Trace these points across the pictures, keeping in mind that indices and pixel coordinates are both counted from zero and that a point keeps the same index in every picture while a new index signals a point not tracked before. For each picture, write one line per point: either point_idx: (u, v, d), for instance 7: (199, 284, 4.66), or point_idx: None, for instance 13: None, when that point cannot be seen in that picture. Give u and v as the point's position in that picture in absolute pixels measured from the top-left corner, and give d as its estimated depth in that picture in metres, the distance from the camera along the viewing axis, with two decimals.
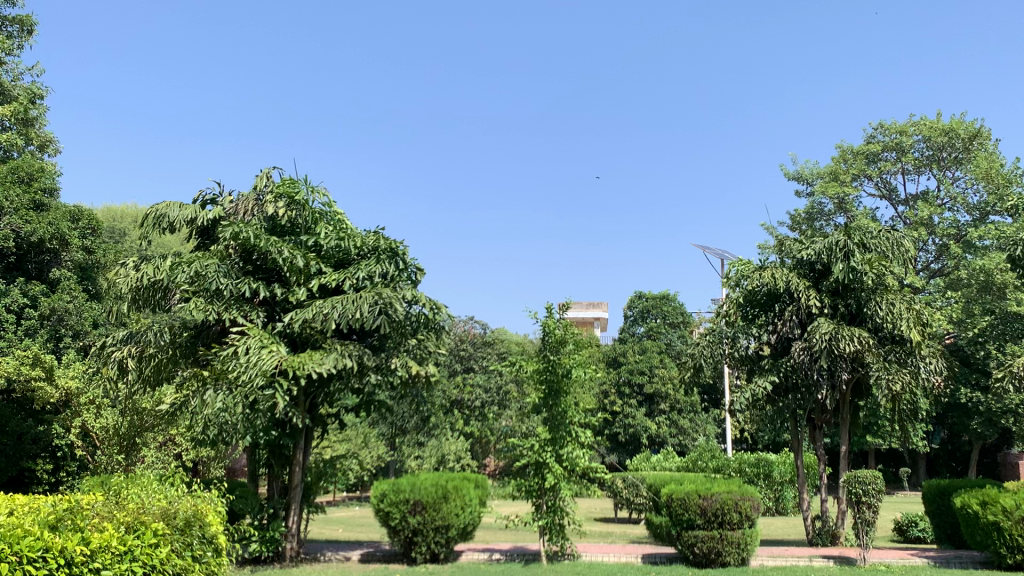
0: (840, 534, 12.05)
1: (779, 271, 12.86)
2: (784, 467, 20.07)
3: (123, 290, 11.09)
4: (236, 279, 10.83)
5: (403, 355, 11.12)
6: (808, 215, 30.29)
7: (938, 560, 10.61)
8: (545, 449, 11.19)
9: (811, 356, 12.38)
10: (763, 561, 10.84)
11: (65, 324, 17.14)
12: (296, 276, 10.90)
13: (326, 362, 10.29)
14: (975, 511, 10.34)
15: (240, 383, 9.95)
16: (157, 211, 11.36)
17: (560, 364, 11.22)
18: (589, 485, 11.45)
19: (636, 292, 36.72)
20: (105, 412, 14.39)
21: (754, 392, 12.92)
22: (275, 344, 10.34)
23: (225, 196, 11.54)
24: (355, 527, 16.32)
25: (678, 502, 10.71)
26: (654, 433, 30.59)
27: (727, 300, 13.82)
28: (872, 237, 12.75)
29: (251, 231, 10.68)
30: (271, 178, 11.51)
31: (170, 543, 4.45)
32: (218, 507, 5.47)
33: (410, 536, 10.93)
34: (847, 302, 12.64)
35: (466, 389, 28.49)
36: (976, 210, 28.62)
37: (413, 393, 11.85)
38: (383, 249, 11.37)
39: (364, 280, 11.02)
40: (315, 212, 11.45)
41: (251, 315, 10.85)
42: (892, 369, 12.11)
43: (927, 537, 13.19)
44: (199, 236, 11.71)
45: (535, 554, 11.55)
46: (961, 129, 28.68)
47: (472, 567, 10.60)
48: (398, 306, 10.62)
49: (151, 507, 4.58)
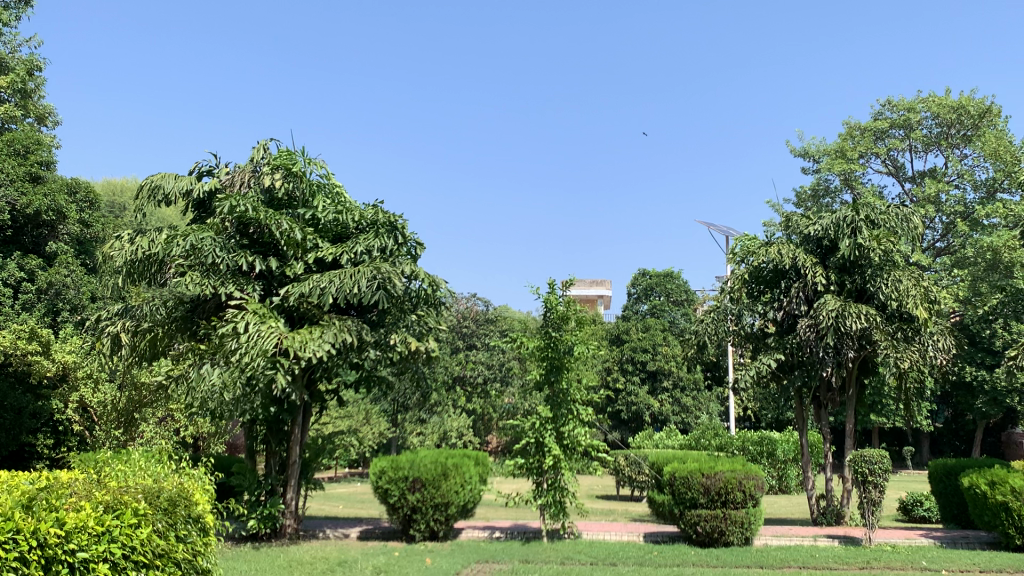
0: (845, 513, 11.92)
1: (785, 247, 12.61)
2: (788, 445, 19.95)
3: (117, 263, 10.90)
4: (232, 252, 10.60)
5: (402, 331, 10.95)
6: (814, 192, 30.00)
7: (945, 540, 10.45)
8: (546, 427, 11.08)
9: (817, 334, 12.15)
10: (767, 540, 10.66)
11: (63, 298, 17.00)
12: (293, 250, 10.70)
13: (325, 339, 10.09)
14: (983, 491, 10.16)
15: (238, 360, 9.75)
16: (152, 182, 11.15)
17: (562, 341, 11.06)
18: (591, 463, 11.29)
19: (639, 270, 36.53)
20: (103, 387, 14.20)
21: (759, 369, 12.74)
22: (273, 320, 10.15)
23: (222, 167, 11.32)
24: (355, 504, 16.24)
25: (681, 480, 10.56)
26: (657, 411, 30.49)
27: (732, 276, 13.62)
28: (880, 212, 12.48)
29: (248, 203, 10.47)
30: (267, 150, 11.28)
31: (151, 523, 4.24)
32: (208, 485, 5.30)
33: (409, 514, 10.80)
34: (853, 279, 12.42)
35: (468, 365, 28.29)
36: (983, 187, 28.32)
37: (413, 369, 11.69)
38: (382, 223, 11.15)
39: (362, 254, 10.82)
40: (312, 184, 11.21)
41: (248, 290, 10.69)
42: (900, 347, 11.90)
43: (931, 517, 13.06)
44: (195, 209, 11.50)
45: (536, 532, 11.41)
46: (970, 106, 28.33)
47: (472, 545, 10.44)
48: (397, 282, 10.44)
49: (133, 486, 4.37)
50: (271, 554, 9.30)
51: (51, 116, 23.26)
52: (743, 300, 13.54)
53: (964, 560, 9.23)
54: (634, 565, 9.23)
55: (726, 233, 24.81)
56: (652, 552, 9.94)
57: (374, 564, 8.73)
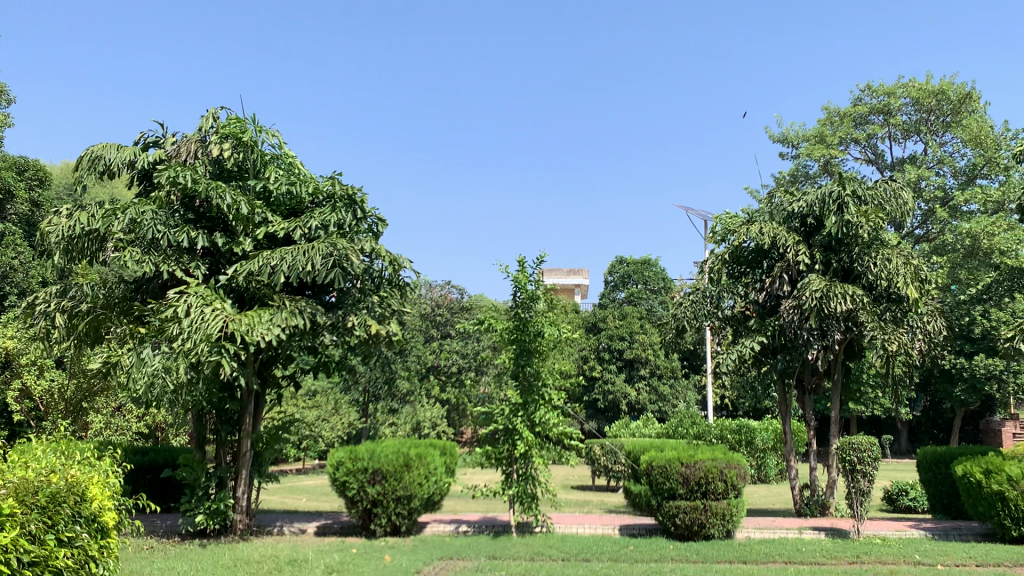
0: (830, 504, 11.34)
1: (766, 226, 11.94)
2: (767, 434, 19.48)
3: (52, 239, 10.00)
4: (175, 228, 9.78)
5: (361, 313, 10.18)
6: (793, 177, 29.53)
7: (937, 532, 9.89)
8: (515, 414, 10.38)
9: (802, 315, 11.52)
10: (749, 533, 10.08)
11: (10, 282, 16.10)
12: (241, 225, 9.94)
13: (274, 323, 9.39)
14: (977, 480, 9.60)
15: (180, 347, 9.02)
16: (92, 153, 10.33)
17: (532, 324, 10.38)
18: (564, 452, 10.67)
19: (616, 258, 35.94)
20: (48, 373, 13.51)
21: (740, 354, 12.08)
22: (218, 302, 9.38)
23: (168, 137, 10.51)
24: (319, 496, 15.63)
25: (659, 470, 9.92)
26: (634, 399, 29.95)
27: (712, 257, 12.98)
28: (868, 187, 11.88)
29: (191, 175, 9.65)
30: (217, 118, 10.45)
31: (18, 524, 3.50)
32: (113, 479, 4.56)
33: (369, 507, 10.10)
34: (840, 258, 11.78)
35: (441, 354, 27.50)
36: (963, 174, 27.92)
37: (376, 353, 11.00)
38: (340, 196, 10.34)
39: (317, 230, 10.07)
40: (264, 155, 10.41)
41: (193, 268, 9.92)
42: (889, 329, 11.29)
43: (918, 507, 12.60)
44: (140, 182, 10.70)
45: (505, 525, 10.74)
46: (950, 91, 27.89)
47: (436, 541, 9.77)
48: (354, 259, 9.70)
49: (4, 479, 3.64)
50: (216, 552, 8.60)
51: (4, 94, 22.21)
52: (723, 282, 12.94)
53: (959, 554, 8.66)
54: (610, 560, 8.60)
55: (705, 217, 24.16)
56: (628, 547, 9.29)
57: (327, 564, 8.01)
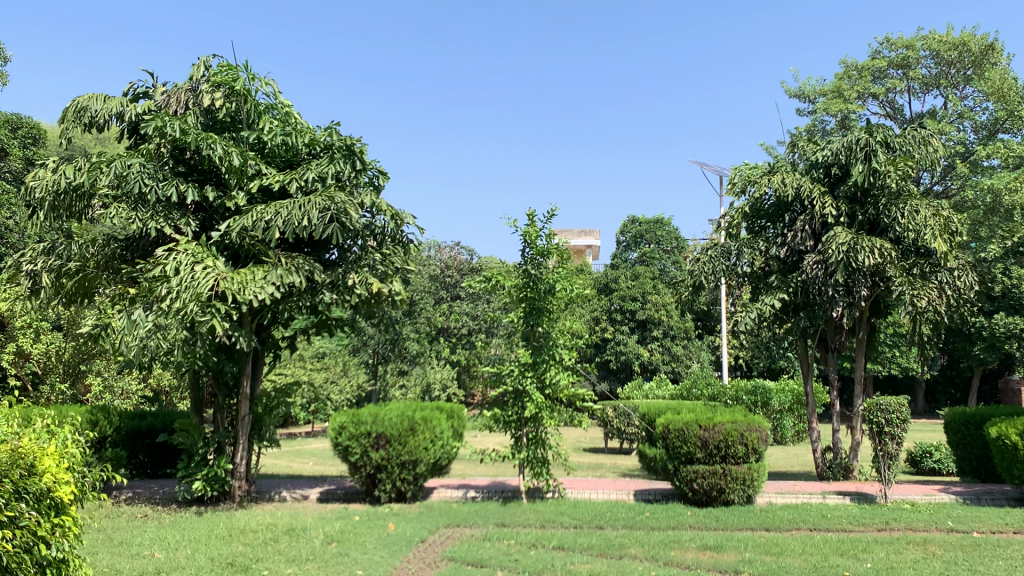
0: (854, 467, 10.87)
1: (790, 176, 11.36)
2: (783, 395, 18.99)
3: (37, 195, 9.47)
4: (164, 181, 9.29)
5: (362, 271, 9.68)
6: (809, 134, 28.71)
7: (968, 497, 9.41)
8: (525, 375, 9.89)
9: (826, 271, 10.93)
10: (771, 498, 9.63)
11: (5, 242, 15.68)
12: (234, 178, 9.41)
13: (268, 281, 8.92)
14: (1014, 443, 9.10)
15: (169, 307, 8.51)
16: (77, 104, 9.77)
17: (542, 280, 9.89)
18: (577, 414, 10.21)
19: (628, 217, 35.30)
20: (44, 336, 13.09)
21: (761, 312, 11.53)
22: (210, 259, 8.89)
23: (157, 87, 9.96)
24: (326, 460, 15.31)
25: (676, 433, 9.44)
26: (647, 360, 29.50)
27: (730, 211, 12.39)
28: (896, 135, 11.24)
29: (179, 124, 9.11)
30: (208, 67, 9.87)
31: None
32: (71, 448, 4.08)
33: (373, 473, 9.70)
34: (866, 210, 11.21)
35: (451, 316, 27.07)
36: (984, 128, 27.08)
37: (380, 313, 10.52)
38: (338, 148, 9.80)
39: (314, 182, 9.53)
40: (258, 104, 9.86)
41: (183, 224, 9.43)
42: (917, 284, 10.72)
43: (942, 469, 12.14)
44: (129, 135, 10.19)
45: (515, 491, 10.31)
46: (972, 43, 26.89)
47: (443, 507, 9.36)
48: (352, 214, 9.17)
49: None
50: (211, 521, 8.19)
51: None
52: (741, 237, 12.35)
53: (995, 520, 8.16)
54: (624, 528, 8.15)
55: (720, 173, 23.46)
56: (644, 513, 8.84)
57: (326, 533, 7.58)
